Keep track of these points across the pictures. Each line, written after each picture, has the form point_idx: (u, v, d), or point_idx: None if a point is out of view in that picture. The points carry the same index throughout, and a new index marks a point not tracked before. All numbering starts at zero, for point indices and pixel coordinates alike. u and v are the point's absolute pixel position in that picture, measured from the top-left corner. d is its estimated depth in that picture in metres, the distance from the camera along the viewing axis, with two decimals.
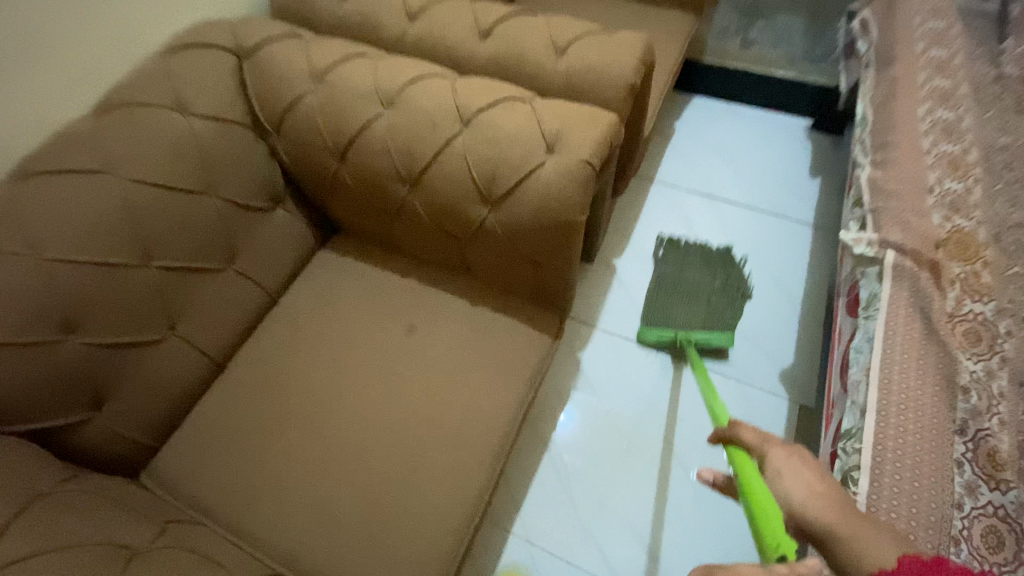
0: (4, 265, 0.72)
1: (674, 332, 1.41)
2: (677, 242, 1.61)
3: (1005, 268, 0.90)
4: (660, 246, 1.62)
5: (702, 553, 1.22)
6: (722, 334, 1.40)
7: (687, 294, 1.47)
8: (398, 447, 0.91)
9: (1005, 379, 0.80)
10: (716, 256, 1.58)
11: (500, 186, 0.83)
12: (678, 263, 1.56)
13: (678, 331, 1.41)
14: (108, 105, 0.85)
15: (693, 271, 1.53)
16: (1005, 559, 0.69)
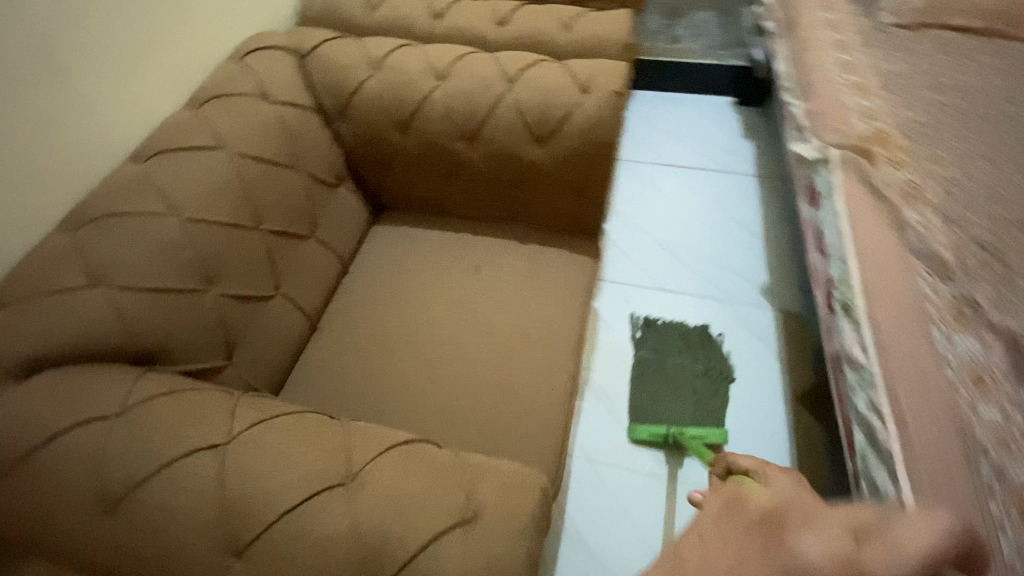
0: (154, 223, 0.83)
1: (666, 427, 1.39)
2: (654, 322, 1.62)
3: (915, 148, 1.22)
4: (637, 327, 1.62)
5: (738, 439, 1.41)
6: (713, 430, 1.39)
7: (672, 387, 1.48)
8: (493, 355, 1.03)
9: (936, 216, 1.09)
10: (694, 336, 1.59)
11: (549, 123, 1.04)
12: (659, 348, 1.57)
13: (669, 426, 1.40)
14: (202, 96, 0.99)
15: (673, 358, 1.54)
16: (970, 326, 0.93)
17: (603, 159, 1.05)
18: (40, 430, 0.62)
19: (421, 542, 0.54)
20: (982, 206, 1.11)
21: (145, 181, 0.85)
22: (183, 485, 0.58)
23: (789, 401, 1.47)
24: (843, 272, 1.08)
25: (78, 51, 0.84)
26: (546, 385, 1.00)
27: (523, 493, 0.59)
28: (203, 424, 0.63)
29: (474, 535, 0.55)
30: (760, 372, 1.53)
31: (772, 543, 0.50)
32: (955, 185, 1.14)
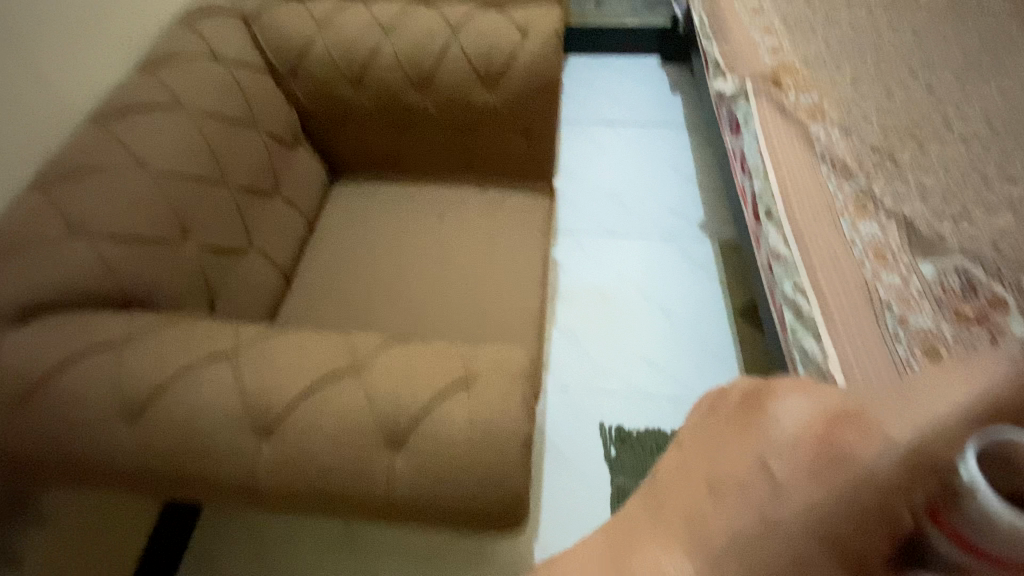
0: (125, 177, 0.86)
1: None
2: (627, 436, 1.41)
3: (816, 76, 1.38)
4: (610, 443, 1.40)
5: (692, 356, 1.56)
6: None
7: None
8: (463, 286, 1.09)
9: (836, 129, 1.25)
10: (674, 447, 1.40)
11: (495, 68, 1.12)
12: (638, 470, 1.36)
13: None
14: (153, 60, 1.00)
15: None
16: (869, 213, 1.09)
17: (549, 97, 1.14)
18: (55, 354, 0.67)
19: (430, 400, 0.62)
20: (873, 118, 1.28)
21: (110, 138, 0.88)
22: (202, 389, 0.63)
23: (733, 317, 1.63)
24: (765, 184, 1.22)
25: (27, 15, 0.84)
26: (516, 308, 1.07)
27: (513, 358, 0.67)
28: (211, 341, 0.68)
29: (476, 392, 0.63)
30: (707, 297, 1.67)
31: (754, 415, 0.49)
32: (851, 104, 1.31)
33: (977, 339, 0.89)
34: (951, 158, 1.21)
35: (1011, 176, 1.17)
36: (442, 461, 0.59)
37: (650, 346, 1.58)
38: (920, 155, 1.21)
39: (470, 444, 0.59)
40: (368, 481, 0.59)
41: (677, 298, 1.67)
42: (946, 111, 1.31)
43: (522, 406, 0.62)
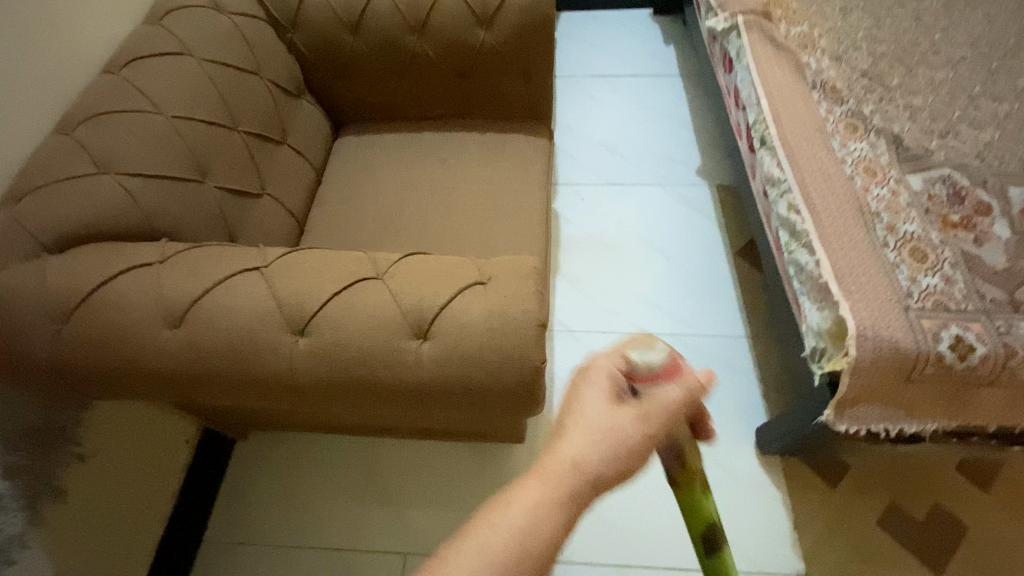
0: (144, 120, 0.90)
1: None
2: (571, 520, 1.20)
3: (806, 9, 1.40)
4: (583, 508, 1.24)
5: (694, 294, 1.60)
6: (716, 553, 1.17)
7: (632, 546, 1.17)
8: (470, 222, 1.14)
9: (827, 58, 1.28)
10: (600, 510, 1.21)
11: (491, 6, 1.15)
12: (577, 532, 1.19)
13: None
14: (158, 13, 1.04)
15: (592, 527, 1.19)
16: (861, 134, 1.13)
17: (544, 34, 1.17)
18: (91, 279, 0.70)
19: (450, 296, 0.67)
20: (863, 46, 1.31)
21: (127, 84, 0.93)
22: (240, 295, 0.68)
23: (732, 257, 1.66)
24: (758, 114, 1.20)
25: None
26: (522, 240, 1.12)
27: (525, 262, 0.72)
28: (241, 258, 0.73)
29: (492, 288, 0.68)
30: (706, 238, 1.71)
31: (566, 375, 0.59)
32: (840, 33, 1.34)
33: (961, 241, 0.96)
34: (940, 80, 1.23)
35: (997, 94, 1.20)
36: (466, 347, 0.65)
37: (652, 286, 1.63)
38: (909, 79, 1.24)
39: (490, 331, 0.65)
40: (400, 368, 0.65)
41: (677, 240, 1.71)
42: (934, 37, 1.33)
43: (535, 300, 0.68)
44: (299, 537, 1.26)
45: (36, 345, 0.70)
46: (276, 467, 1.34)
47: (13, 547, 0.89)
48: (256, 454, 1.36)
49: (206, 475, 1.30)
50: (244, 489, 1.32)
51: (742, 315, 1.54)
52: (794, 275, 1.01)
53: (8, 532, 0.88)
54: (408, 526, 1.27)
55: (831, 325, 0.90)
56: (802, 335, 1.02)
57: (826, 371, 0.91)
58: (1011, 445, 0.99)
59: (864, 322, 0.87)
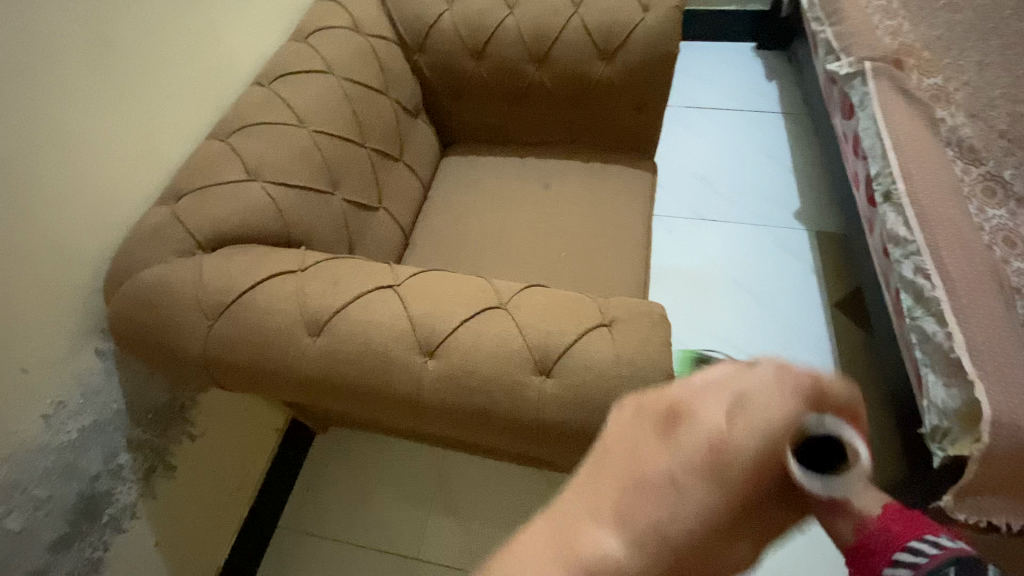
0: (289, 132, 0.97)
1: None
2: None
3: (940, 60, 1.32)
4: None
5: (788, 344, 1.52)
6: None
7: None
8: (571, 250, 1.15)
9: (963, 114, 1.20)
10: None
11: (614, 40, 1.16)
12: None
13: None
14: (303, 33, 1.12)
15: None
16: (999, 200, 1.05)
17: (664, 72, 1.17)
18: (241, 283, 0.76)
19: (575, 335, 0.68)
20: (1002, 104, 1.22)
21: (276, 98, 1.00)
22: (374, 312, 0.71)
23: (827, 308, 1.58)
24: (883, 167, 1.14)
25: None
26: (623, 274, 1.12)
27: (649, 308, 0.72)
28: (374, 275, 0.77)
29: (617, 331, 0.68)
30: (801, 284, 1.63)
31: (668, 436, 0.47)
32: (978, 88, 1.26)
33: None
34: None
35: None
36: (590, 389, 0.65)
37: (741, 329, 1.56)
38: None
39: (615, 375, 0.65)
40: (520, 402, 0.66)
41: (770, 284, 1.64)
42: None
43: (660, 349, 0.67)
44: (367, 538, 1.30)
45: (185, 339, 0.76)
46: (349, 465, 1.39)
47: (123, 516, 0.96)
48: (335, 450, 1.42)
49: (288, 463, 1.37)
50: (319, 484, 1.38)
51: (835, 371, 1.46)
52: (917, 344, 0.95)
53: (121, 503, 0.95)
54: (474, 543, 1.28)
55: (960, 406, 0.84)
56: (920, 410, 0.96)
57: (947, 455, 0.86)
58: None
59: (1002, 409, 0.80)
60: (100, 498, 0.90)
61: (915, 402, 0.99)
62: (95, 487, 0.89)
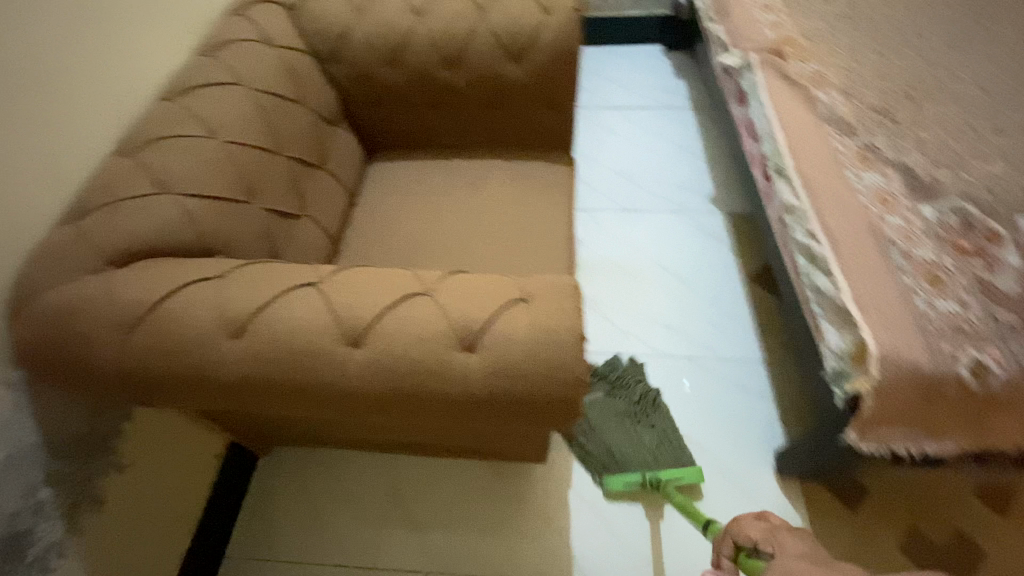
0: (201, 144, 0.96)
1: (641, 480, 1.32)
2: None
3: (817, 47, 1.47)
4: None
5: (713, 317, 1.62)
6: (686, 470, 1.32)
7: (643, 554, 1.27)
8: (501, 242, 1.18)
9: (838, 94, 1.34)
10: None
11: (522, 42, 1.22)
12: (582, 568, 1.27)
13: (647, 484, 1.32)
14: (212, 47, 1.11)
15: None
16: (873, 166, 1.18)
17: (571, 69, 1.24)
18: (158, 291, 0.75)
19: (495, 311, 0.71)
20: (871, 83, 1.37)
21: (186, 111, 0.99)
22: (298, 309, 0.72)
23: (746, 282, 1.69)
24: (774, 146, 1.26)
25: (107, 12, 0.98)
26: (552, 260, 1.16)
27: (564, 281, 0.76)
28: (295, 274, 0.78)
29: (535, 304, 0.72)
30: (721, 262, 1.75)
31: None
32: (850, 71, 1.40)
33: (975, 268, 0.99)
34: (946, 116, 1.30)
35: (1004, 130, 1.27)
36: (512, 358, 0.68)
37: (670, 308, 1.65)
38: (916, 114, 1.30)
39: (534, 344, 0.69)
40: (447, 380, 0.68)
41: (693, 265, 1.74)
42: (938, 74, 1.41)
43: (576, 315, 0.71)
44: (321, 556, 1.27)
45: (99, 355, 0.74)
46: (297, 484, 1.36)
47: (49, 556, 0.88)
48: (280, 471, 1.38)
49: (230, 490, 1.31)
50: (265, 507, 1.33)
51: (756, 338, 1.57)
52: (814, 299, 1.05)
53: (46, 541, 0.87)
54: (432, 549, 1.27)
55: (852, 347, 0.94)
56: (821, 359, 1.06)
57: (848, 393, 0.95)
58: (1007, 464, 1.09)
59: (886, 344, 0.90)
60: (21, 537, 0.83)
61: (818, 352, 1.08)
62: (14, 526, 0.82)
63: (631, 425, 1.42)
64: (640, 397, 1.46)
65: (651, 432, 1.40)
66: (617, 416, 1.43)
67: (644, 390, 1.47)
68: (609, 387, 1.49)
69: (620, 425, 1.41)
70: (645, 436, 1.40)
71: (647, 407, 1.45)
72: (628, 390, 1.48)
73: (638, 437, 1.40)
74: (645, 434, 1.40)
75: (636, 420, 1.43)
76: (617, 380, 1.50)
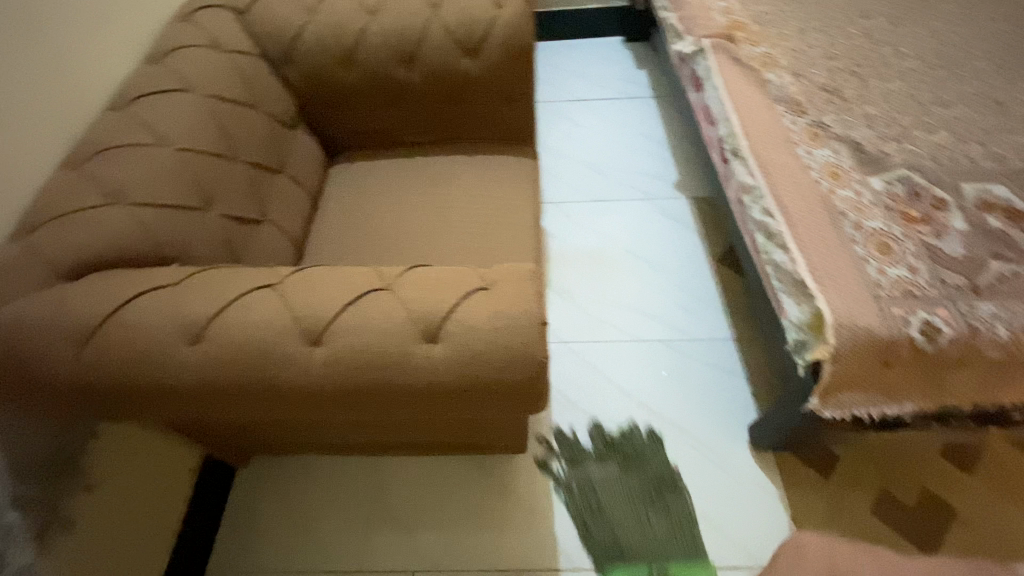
0: (152, 153, 0.94)
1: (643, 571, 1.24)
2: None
3: (766, 30, 1.50)
4: None
5: (683, 301, 1.65)
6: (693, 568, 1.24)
7: None
8: (468, 236, 1.18)
9: (788, 75, 1.38)
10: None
11: (476, 36, 1.22)
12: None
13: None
14: (160, 53, 1.09)
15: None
16: (823, 142, 1.21)
17: (527, 61, 1.25)
18: (114, 301, 0.74)
19: (456, 300, 0.72)
20: (819, 62, 1.41)
21: (135, 120, 0.97)
22: (256, 311, 0.72)
23: (713, 264, 1.73)
24: (729, 129, 1.29)
25: (48, 21, 0.95)
26: (517, 251, 1.16)
27: (524, 268, 0.77)
28: (253, 277, 0.77)
29: (495, 291, 0.73)
30: (688, 246, 1.78)
31: None
32: (799, 52, 1.44)
33: (922, 235, 1.03)
34: (891, 91, 1.35)
35: (946, 101, 1.32)
36: (474, 347, 0.69)
37: (642, 294, 1.67)
38: (862, 90, 1.34)
39: (496, 330, 0.69)
40: (410, 373, 0.69)
41: (661, 250, 1.77)
42: (882, 51, 1.45)
43: (536, 300, 0.72)
44: (304, 564, 1.26)
45: (54, 370, 0.72)
46: (276, 494, 1.34)
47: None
48: (258, 482, 1.35)
49: (208, 504, 1.29)
50: (246, 521, 1.31)
51: (726, 317, 1.61)
52: (773, 273, 1.08)
53: (17, 563, 0.92)
54: (419, 548, 1.27)
55: (810, 317, 0.97)
56: (784, 331, 1.08)
57: (809, 361, 0.98)
58: (970, 420, 1.14)
59: (841, 313, 0.93)
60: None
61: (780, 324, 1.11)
62: None
63: (642, 508, 1.31)
64: (654, 478, 1.35)
65: (663, 521, 1.29)
66: (628, 500, 1.32)
67: (661, 469, 1.36)
68: (622, 461, 1.38)
69: (631, 512, 1.31)
70: (656, 523, 1.29)
71: (662, 490, 1.34)
72: (642, 469, 1.37)
73: (647, 524, 1.29)
74: (656, 523, 1.29)
75: (649, 506, 1.32)
76: (630, 454, 1.39)
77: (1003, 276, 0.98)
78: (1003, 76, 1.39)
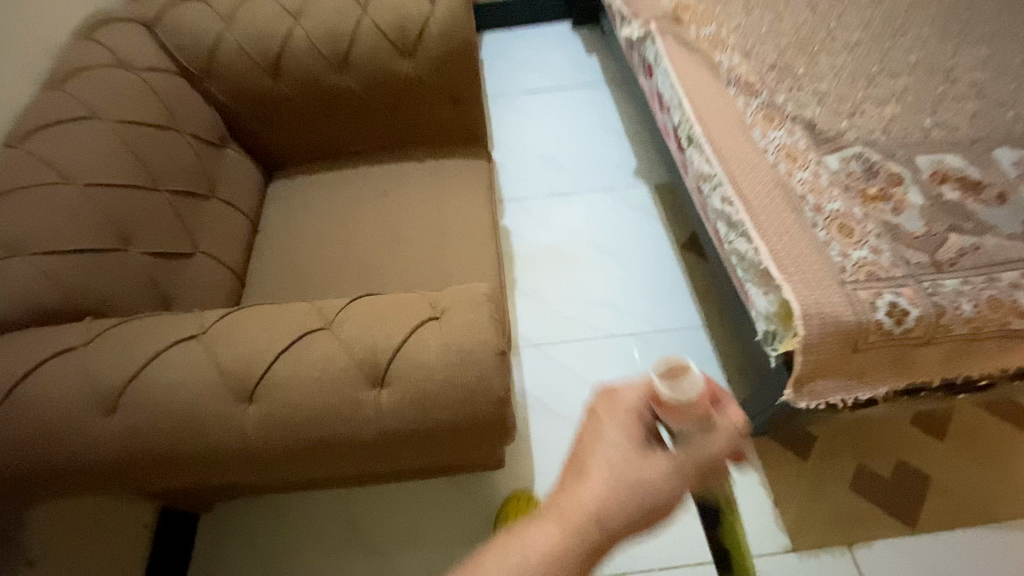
0: (55, 192, 0.84)
1: None
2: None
3: (713, 9, 1.47)
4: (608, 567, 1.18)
5: (651, 292, 1.62)
6: None
7: None
8: (420, 249, 1.12)
9: (737, 55, 1.35)
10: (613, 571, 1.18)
11: (411, 35, 1.15)
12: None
13: None
14: (60, 77, 0.98)
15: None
16: (777, 124, 1.19)
17: (468, 58, 1.18)
18: (17, 369, 0.64)
19: (404, 335, 0.66)
20: (767, 40, 1.39)
21: (31, 156, 0.87)
22: (180, 368, 0.64)
23: (678, 250, 1.71)
24: (682, 115, 1.25)
25: None
26: (473, 260, 1.10)
27: (478, 291, 0.71)
28: (176, 327, 0.69)
29: (446, 320, 0.67)
30: (652, 235, 1.75)
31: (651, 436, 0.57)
32: (746, 30, 1.41)
33: (881, 213, 1.02)
34: (840, 65, 1.33)
35: (894, 72, 1.31)
36: (427, 386, 0.63)
37: (610, 288, 1.64)
38: (812, 66, 1.33)
39: (450, 362, 0.64)
40: (359, 421, 0.63)
41: (625, 241, 1.74)
42: (828, 25, 1.44)
43: (492, 325, 0.67)
44: None
45: None
46: (244, 537, 1.26)
47: None
48: (223, 527, 1.27)
49: (170, 556, 1.20)
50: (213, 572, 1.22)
51: (696, 305, 1.59)
52: (737, 264, 1.05)
53: None
54: None
55: (778, 308, 0.95)
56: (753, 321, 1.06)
57: (780, 352, 0.96)
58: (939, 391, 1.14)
59: (808, 302, 0.91)
60: None
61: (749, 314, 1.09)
62: None
63: None
64: None
65: None
66: None
67: None
68: None
69: None
70: None
71: None
72: None
73: None
74: None
75: None
76: None
77: (963, 249, 0.97)
78: (946, 43, 1.39)
